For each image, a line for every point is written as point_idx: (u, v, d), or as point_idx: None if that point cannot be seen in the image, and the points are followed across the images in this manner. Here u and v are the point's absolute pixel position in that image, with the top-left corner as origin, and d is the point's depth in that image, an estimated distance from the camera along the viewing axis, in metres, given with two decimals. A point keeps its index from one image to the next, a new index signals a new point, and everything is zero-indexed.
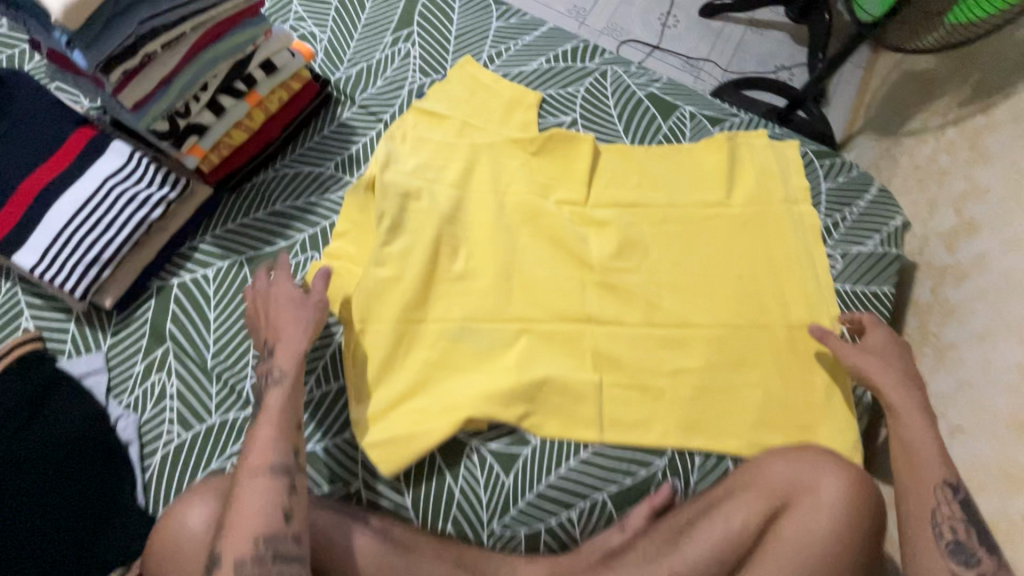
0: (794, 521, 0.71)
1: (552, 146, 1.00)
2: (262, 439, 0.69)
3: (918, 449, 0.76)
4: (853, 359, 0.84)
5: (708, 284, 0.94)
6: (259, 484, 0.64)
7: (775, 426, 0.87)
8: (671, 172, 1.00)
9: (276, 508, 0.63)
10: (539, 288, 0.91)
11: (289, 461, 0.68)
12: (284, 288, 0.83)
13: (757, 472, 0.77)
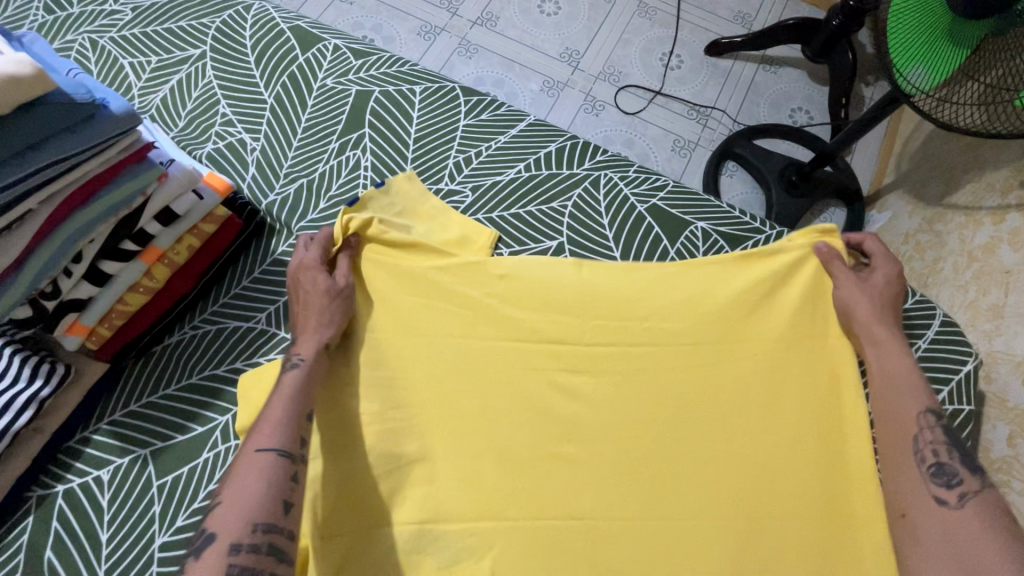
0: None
1: (526, 284, 0.82)
2: (268, 419, 0.63)
3: (898, 377, 0.71)
4: (843, 292, 0.78)
5: (733, 463, 0.74)
6: (258, 463, 0.58)
7: None
8: (678, 313, 0.81)
9: (277, 493, 0.56)
10: (523, 481, 0.73)
11: (290, 445, 0.61)
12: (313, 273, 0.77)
13: None
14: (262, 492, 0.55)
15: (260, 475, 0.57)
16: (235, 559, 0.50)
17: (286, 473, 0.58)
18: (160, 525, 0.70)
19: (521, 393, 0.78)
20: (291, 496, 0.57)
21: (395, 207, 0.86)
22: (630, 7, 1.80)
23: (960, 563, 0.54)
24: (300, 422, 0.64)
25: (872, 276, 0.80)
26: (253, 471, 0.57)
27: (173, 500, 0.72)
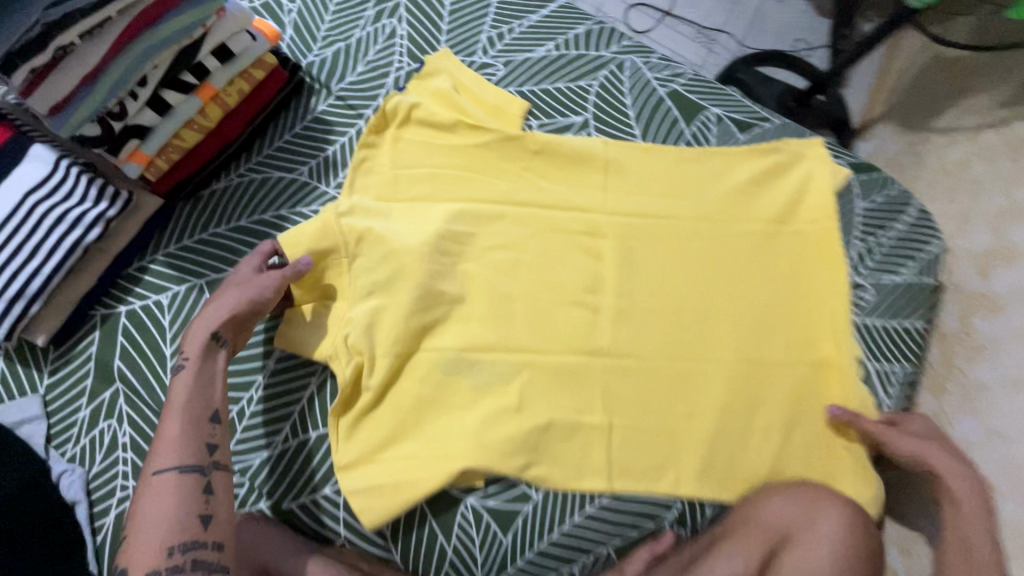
0: (795, 557, 0.72)
1: (553, 155, 0.88)
2: (166, 440, 0.67)
3: (971, 547, 0.70)
4: (906, 442, 0.77)
5: (730, 315, 0.85)
6: (162, 487, 0.64)
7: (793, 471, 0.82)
8: (691, 186, 0.90)
9: (190, 512, 0.63)
10: (548, 320, 0.83)
11: (199, 460, 0.67)
12: (243, 269, 0.76)
13: (755, 508, 0.76)
14: (173, 515, 0.62)
15: (165, 502, 0.63)
16: None
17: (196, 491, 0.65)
18: None
19: (549, 246, 0.85)
20: (205, 510, 0.64)
21: (430, 74, 0.89)
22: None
23: None
24: (200, 429, 0.69)
25: (908, 424, 0.80)
26: (159, 496, 0.64)
27: None
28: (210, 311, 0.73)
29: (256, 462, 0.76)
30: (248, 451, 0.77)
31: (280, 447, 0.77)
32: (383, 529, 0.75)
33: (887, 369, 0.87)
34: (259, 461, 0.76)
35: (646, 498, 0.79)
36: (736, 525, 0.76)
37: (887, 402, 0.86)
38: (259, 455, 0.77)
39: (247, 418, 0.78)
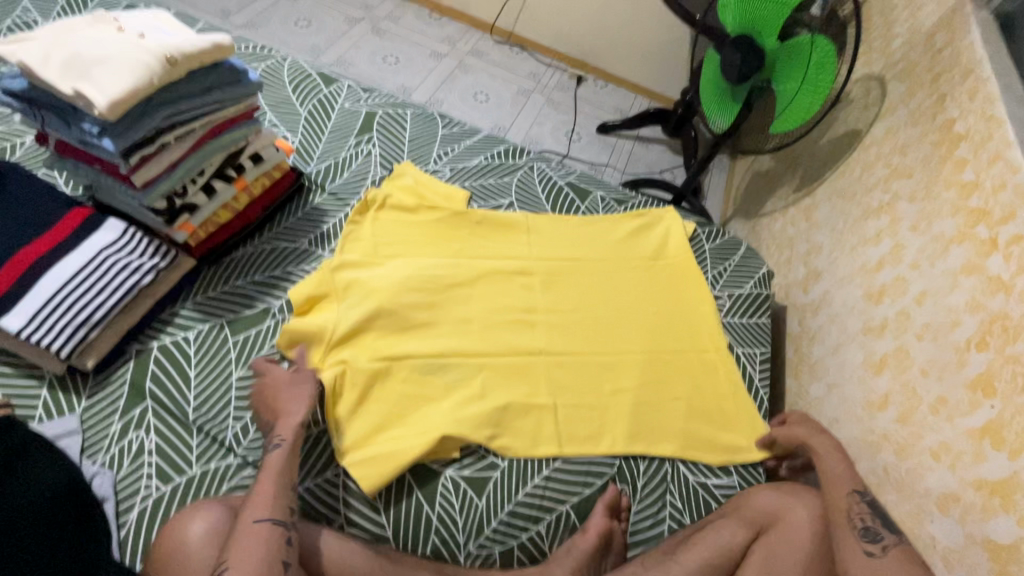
0: (781, 525, 0.88)
1: (490, 223, 1.23)
2: (261, 495, 0.76)
3: (832, 474, 0.90)
4: (785, 429, 1.00)
5: (632, 321, 1.15)
6: (256, 532, 0.71)
7: (700, 428, 1.05)
8: (590, 237, 1.26)
9: (276, 556, 0.71)
10: (498, 332, 1.08)
11: (285, 516, 0.75)
12: (279, 373, 0.91)
13: (747, 498, 0.94)
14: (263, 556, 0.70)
15: (254, 544, 0.70)
16: None
17: (281, 540, 0.72)
18: (236, 364, 0.96)
19: (494, 281, 1.15)
20: (287, 557, 0.72)
21: (398, 175, 1.25)
22: (551, 83, 2.39)
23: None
24: (287, 492, 0.79)
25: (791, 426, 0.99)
26: (248, 540, 0.70)
27: (247, 348, 0.98)
28: (294, 406, 0.87)
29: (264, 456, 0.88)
30: (258, 448, 0.89)
31: None
32: (376, 502, 0.89)
33: (750, 352, 1.17)
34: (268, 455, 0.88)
35: (590, 458, 0.99)
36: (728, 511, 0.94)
37: (756, 376, 1.15)
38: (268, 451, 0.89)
39: (253, 429, 0.90)
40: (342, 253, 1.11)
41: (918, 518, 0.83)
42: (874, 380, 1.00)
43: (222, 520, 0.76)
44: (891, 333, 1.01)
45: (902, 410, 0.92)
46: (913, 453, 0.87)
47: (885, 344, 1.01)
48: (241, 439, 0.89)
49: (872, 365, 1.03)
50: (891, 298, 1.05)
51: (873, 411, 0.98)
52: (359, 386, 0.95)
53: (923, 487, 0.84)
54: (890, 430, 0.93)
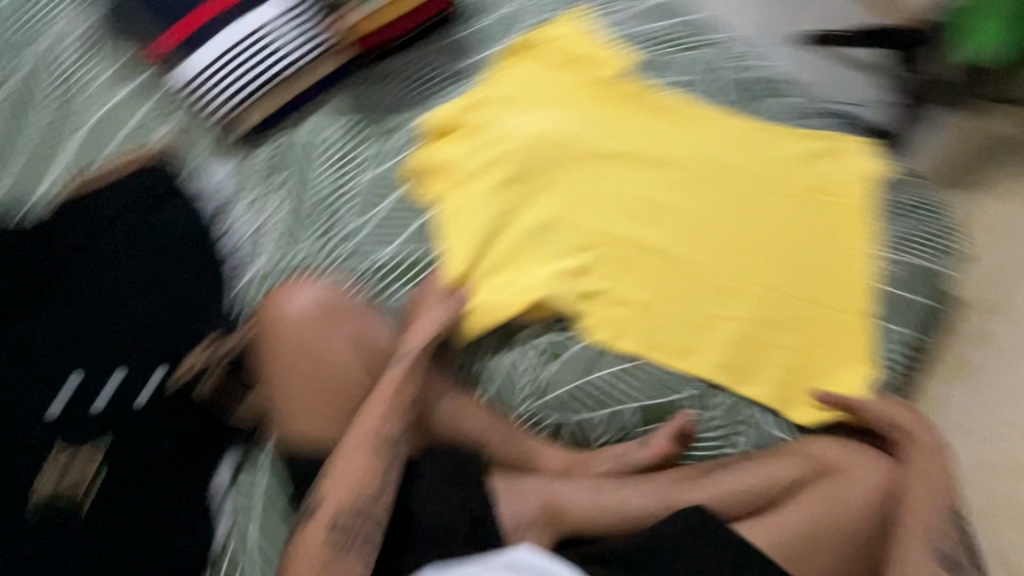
0: (836, 481, 0.83)
1: (643, 101, 1.09)
2: (376, 410, 0.79)
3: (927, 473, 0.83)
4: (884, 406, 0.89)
5: (765, 252, 1.01)
6: (363, 448, 0.76)
7: (802, 387, 0.94)
8: (754, 146, 1.08)
9: (375, 477, 0.75)
10: (618, 218, 1.00)
11: (391, 437, 0.78)
12: (431, 291, 0.90)
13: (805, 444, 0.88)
14: (364, 471, 0.75)
15: (359, 458, 0.76)
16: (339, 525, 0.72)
17: (382, 462, 0.76)
18: (362, 171, 0.99)
19: (631, 164, 1.04)
20: (384, 478, 0.76)
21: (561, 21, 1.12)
22: None
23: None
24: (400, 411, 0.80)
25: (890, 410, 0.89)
26: (356, 451, 0.76)
27: (373, 158, 1.00)
28: (428, 326, 0.86)
29: (369, 260, 0.94)
30: (367, 253, 0.94)
31: (389, 255, 0.94)
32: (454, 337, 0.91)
33: (897, 331, 1.00)
34: (374, 261, 0.93)
35: (666, 369, 0.93)
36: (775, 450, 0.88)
37: (887, 356, 0.98)
38: (372, 257, 0.94)
39: (364, 232, 0.95)
40: (484, 92, 1.06)
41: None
42: None
43: (317, 308, 0.82)
44: None
45: None
46: None
47: None
48: (352, 238, 0.95)
49: None
50: None
51: None
52: (466, 227, 0.95)
53: None
54: None
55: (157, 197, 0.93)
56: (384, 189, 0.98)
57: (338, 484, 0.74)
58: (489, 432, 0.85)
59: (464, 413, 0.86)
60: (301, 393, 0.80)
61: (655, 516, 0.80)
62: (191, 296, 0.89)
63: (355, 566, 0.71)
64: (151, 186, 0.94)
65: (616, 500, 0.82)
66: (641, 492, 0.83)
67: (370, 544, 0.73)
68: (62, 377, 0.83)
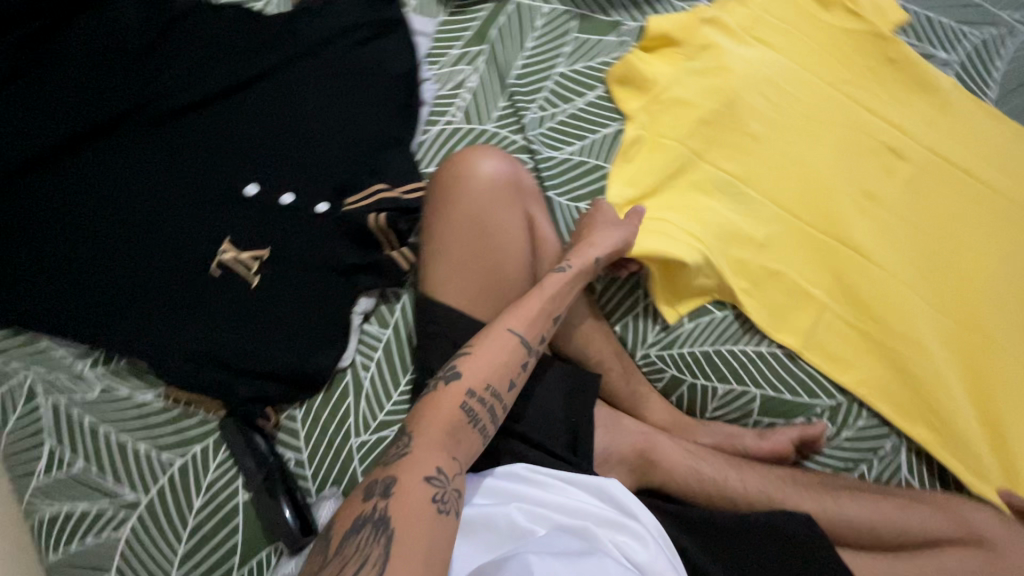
0: (986, 560, 0.69)
1: (902, 74, 0.92)
2: (529, 305, 0.69)
3: None
4: None
5: (988, 289, 0.85)
6: (506, 341, 0.66)
7: (974, 445, 0.80)
8: (1019, 160, 0.89)
9: (508, 372, 0.65)
10: (821, 194, 0.88)
11: (534, 339, 0.68)
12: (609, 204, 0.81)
13: (962, 503, 0.72)
14: (501, 362, 0.65)
15: (502, 346, 0.66)
16: (468, 403, 0.62)
17: (521, 359, 0.66)
18: (565, 60, 0.92)
19: (858, 138, 0.90)
20: (516, 379, 0.66)
21: None
22: None
23: None
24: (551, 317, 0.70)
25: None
26: (499, 338, 0.66)
27: (581, 50, 0.93)
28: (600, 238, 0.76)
29: (546, 155, 0.88)
30: (546, 147, 0.89)
31: (567, 156, 0.88)
32: None
33: None
34: (551, 157, 0.88)
35: (816, 371, 0.85)
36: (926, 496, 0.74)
37: None
38: (551, 153, 0.88)
39: (548, 124, 0.90)
40: (719, 11, 0.93)
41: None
42: None
43: (509, 176, 0.72)
44: None
45: None
46: None
47: None
48: (535, 126, 0.89)
49: None
50: None
51: None
52: (659, 156, 0.88)
53: None
54: None
55: (374, 26, 0.93)
56: (582, 86, 0.91)
57: (482, 360, 0.64)
58: (608, 362, 0.82)
59: (590, 335, 0.83)
60: (468, 246, 0.70)
61: (752, 506, 0.74)
62: (375, 134, 0.88)
63: (473, 443, 0.61)
64: (369, 13, 0.93)
65: (717, 472, 0.77)
66: (747, 477, 0.77)
67: (488, 432, 0.63)
68: (245, 174, 0.85)
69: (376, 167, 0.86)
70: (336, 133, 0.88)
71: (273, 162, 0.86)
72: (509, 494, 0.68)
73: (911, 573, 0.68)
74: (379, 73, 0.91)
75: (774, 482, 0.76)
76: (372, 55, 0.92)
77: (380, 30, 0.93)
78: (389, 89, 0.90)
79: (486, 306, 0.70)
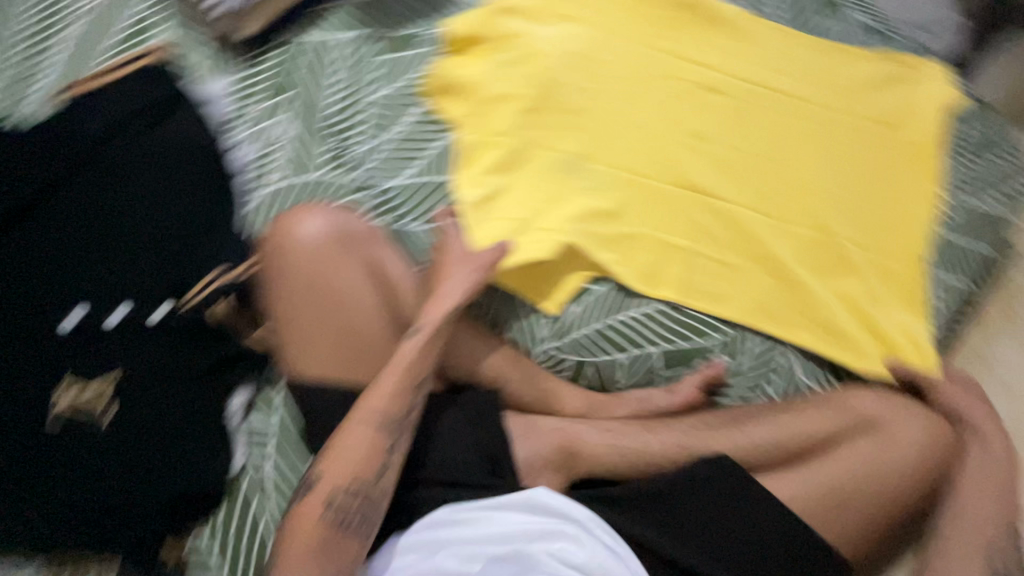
0: (874, 441, 0.75)
1: (694, 17, 0.97)
2: (383, 385, 0.64)
3: (991, 480, 0.76)
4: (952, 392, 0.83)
5: (818, 189, 0.93)
6: (365, 430, 0.63)
7: (849, 334, 0.87)
8: (811, 68, 0.97)
9: (373, 462, 0.62)
10: (656, 148, 0.91)
11: (398, 417, 0.64)
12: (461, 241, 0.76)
13: (844, 396, 0.80)
14: (360, 454, 0.62)
15: (360, 437, 0.62)
16: (328, 511, 0.60)
17: (386, 442, 0.63)
18: (376, 85, 0.90)
19: (673, 87, 0.94)
20: (386, 463, 0.62)
21: None
22: None
23: None
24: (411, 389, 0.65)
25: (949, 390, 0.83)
26: (356, 430, 0.63)
27: (389, 72, 0.90)
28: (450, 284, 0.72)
29: (382, 187, 0.86)
30: (380, 177, 0.86)
31: (405, 181, 0.86)
32: None
33: (948, 279, 0.92)
34: (388, 187, 0.86)
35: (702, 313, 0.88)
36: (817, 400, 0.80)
37: (941, 307, 0.91)
38: (388, 183, 0.86)
39: (377, 155, 0.87)
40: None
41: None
42: None
43: (334, 232, 0.69)
44: None
45: None
46: None
47: None
48: (363, 161, 0.87)
49: None
50: None
51: None
52: (496, 154, 0.87)
53: None
54: None
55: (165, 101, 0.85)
56: (400, 108, 0.89)
57: (342, 455, 0.62)
58: (508, 373, 0.82)
59: (480, 354, 0.83)
60: (310, 330, 0.66)
61: (675, 464, 0.77)
62: (201, 218, 0.82)
63: (348, 546, 0.60)
64: (154, 89, 0.85)
65: (637, 441, 0.79)
66: (663, 436, 0.79)
67: (369, 526, 0.61)
68: (59, 302, 0.74)
69: (207, 256, 0.80)
70: (155, 228, 0.80)
71: (82, 278, 0.76)
72: (436, 541, 0.66)
73: (820, 477, 0.72)
74: (185, 150, 0.84)
75: (688, 436, 0.79)
76: (172, 132, 0.84)
77: (172, 104, 0.85)
78: (200, 166, 0.84)
79: (354, 372, 0.67)
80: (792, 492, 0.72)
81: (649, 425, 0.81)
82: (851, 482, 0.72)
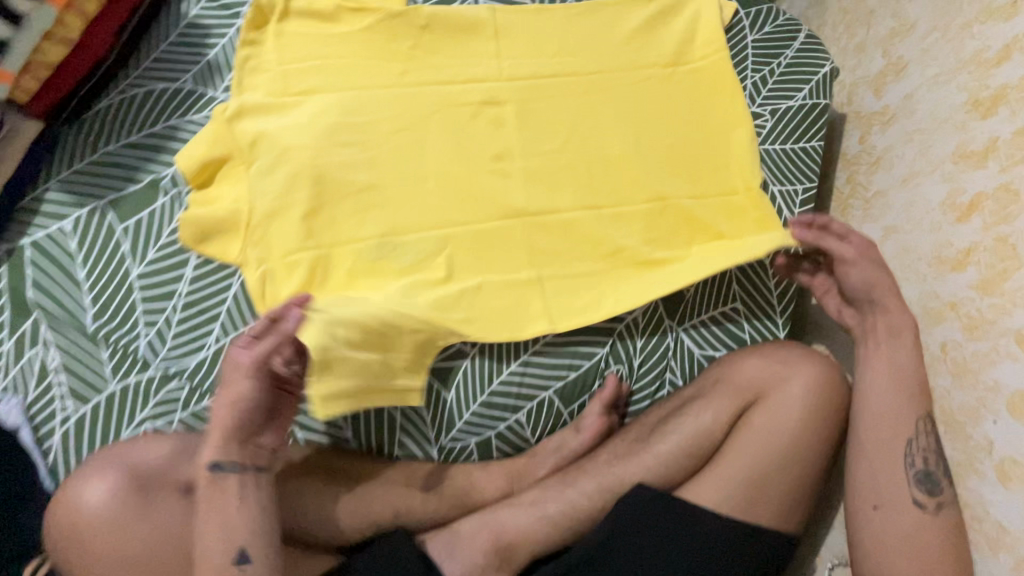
0: (763, 415, 0.79)
1: (443, 29, 0.88)
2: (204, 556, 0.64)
3: (906, 373, 0.73)
4: (855, 276, 0.78)
5: (638, 158, 0.88)
6: None
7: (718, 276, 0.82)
8: (585, 35, 0.90)
9: None
10: (461, 191, 0.84)
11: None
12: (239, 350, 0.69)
13: (729, 369, 0.82)
14: None
15: None
16: None
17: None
18: (133, 259, 0.77)
19: (453, 118, 0.86)
20: None
21: None
22: None
23: (908, 546, 0.68)
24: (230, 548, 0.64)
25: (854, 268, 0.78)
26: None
27: (140, 238, 0.77)
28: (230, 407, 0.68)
29: (191, 366, 0.76)
30: (181, 357, 0.76)
31: (215, 347, 0.77)
32: None
33: (789, 190, 0.91)
34: (199, 362, 0.76)
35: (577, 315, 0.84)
36: (706, 386, 0.83)
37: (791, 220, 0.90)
38: (196, 358, 0.76)
39: (170, 334, 0.76)
40: (239, 98, 0.82)
41: (974, 416, 0.69)
42: (955, 228, 0.75)
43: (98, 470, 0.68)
44: (995, 163, 0.72)
45: (986, 274, 0.70)
46: (987, 334, 0.68)
47: (983, 180, 0.73)
48: (158, 348, 0.76)
49: (954, 210, 0.77)
50: (1009, 108, 0.73)
51: (941, 272, 0.76)
52: (302, 269, 0.77)
53: (988, 378, 0.67)
54: (962, 298, 0.72)
55: None
56: (171, 271, 0.77)
57: None
58: (410, 497, 0.80)
59: (380, 496, 0.79)
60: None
61: (600, 508, 0.79)
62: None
63: None
64: None
65: (560, 503, 0.79)
66: (584, 485, 0.80)
67: None
68: None
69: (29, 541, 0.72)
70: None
71: None
72: None
73: (729, 474, 0.76)
74: None
75: (608, 476, 0.80)
76: None
77: None
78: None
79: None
80: (712, 496, 0.75)
81: (567, 479, 0.81)
82: (752, 463, 0.76)
